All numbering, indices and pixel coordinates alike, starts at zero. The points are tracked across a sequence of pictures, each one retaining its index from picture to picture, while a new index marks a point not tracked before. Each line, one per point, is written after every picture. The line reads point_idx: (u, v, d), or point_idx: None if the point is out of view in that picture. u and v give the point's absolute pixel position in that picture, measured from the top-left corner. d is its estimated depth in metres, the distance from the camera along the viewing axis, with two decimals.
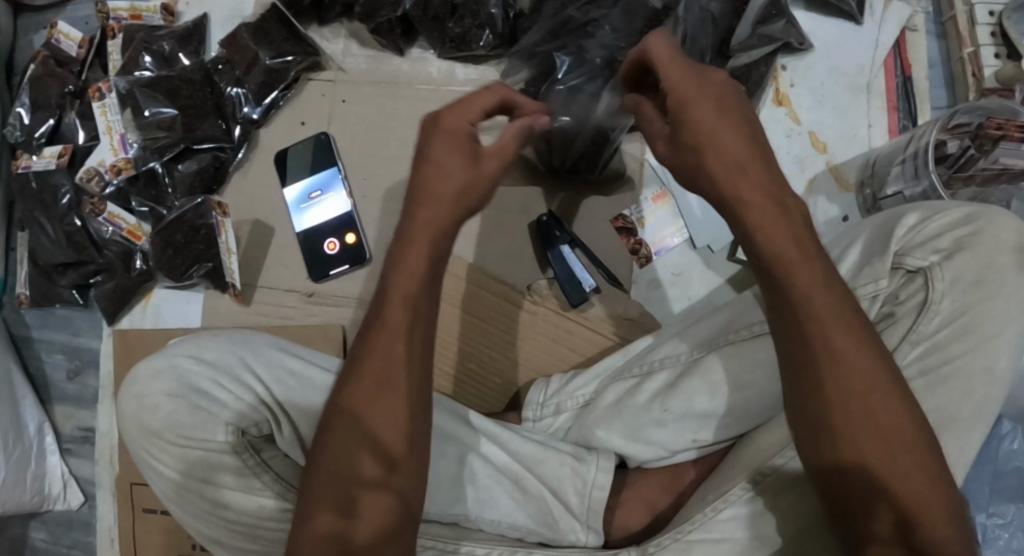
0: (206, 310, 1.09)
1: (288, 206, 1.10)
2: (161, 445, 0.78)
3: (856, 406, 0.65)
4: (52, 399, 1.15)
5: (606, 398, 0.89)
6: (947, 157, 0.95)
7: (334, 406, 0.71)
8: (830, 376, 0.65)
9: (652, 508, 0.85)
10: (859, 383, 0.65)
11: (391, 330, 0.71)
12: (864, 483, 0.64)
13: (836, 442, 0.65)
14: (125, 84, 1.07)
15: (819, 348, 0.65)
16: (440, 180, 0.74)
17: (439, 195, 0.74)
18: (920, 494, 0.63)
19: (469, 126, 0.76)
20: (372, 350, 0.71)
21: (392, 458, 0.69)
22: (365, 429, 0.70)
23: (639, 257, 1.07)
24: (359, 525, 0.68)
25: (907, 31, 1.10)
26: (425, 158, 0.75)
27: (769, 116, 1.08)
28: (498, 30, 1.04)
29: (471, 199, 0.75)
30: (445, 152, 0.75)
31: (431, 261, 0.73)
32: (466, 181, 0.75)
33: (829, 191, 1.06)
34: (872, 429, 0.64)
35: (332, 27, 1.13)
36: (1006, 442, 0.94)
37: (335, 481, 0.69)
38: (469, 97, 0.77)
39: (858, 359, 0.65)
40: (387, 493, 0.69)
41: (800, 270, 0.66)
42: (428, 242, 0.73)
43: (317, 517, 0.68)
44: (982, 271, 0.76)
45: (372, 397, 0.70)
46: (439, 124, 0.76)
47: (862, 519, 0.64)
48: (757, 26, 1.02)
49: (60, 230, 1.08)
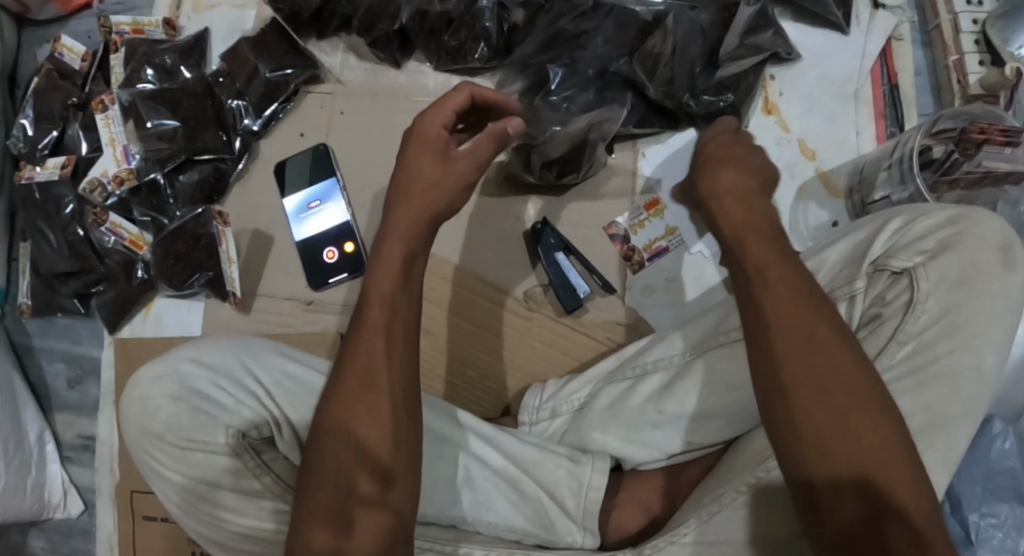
0: (206, 318, 1.11)
1: (288, 216, 1.12)
2: (163, 447, 0.79)
3: (839, 408, 0.65)
4: (53, 408, 1.16)
5: (600, 401, 0.91)
6: (932, 162, 0.97)
7: (332, 419, 0.73)
8: (811, 376, 0.66)
9: (648, 511, 0.87)
10: (834, 381, 0.66)
11: (372, 334, 0.74)
12: (852, 497, 0.64)
13: (823, 458, 0.65)
14: (128, 96, 1.10)
15: (807, 359, 0.66)
16: (414, 185, 0.77)
17: (413, 199, 0.77)
18: (898, 494, 0.64)
19: (441, 128, 0.79)
20: (357, 354, 0.74)
21: (385, 473, 0.71)
22: (359, 439, 0.72)
23: (632, 263, 1.08)
24: (357, 537, 0.70)
25: (892, 40, 1.12)
26: (398, 170, 0.79)
27: (758, 124, 1.10)
28: (492, 43, 1.07)
29: (438, 199, 0.77)
30: (416, 159, 0.78)
31: (405, 262, 0.76)
32: (440, 182, 0.77)
33: (819, 198, 1.08)
34: (866, 441, 0.65)
35: (330, 41, 1.15)
36: (997, 442, 0.96)
37: (335, 496, 0.71)
38: (443, 100, 0.80)
39: (835, 359, 0.66)
40: (378, 508, 0.71)
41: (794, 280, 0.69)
42: (401, 246, 0.76)
43: (314, 527, 0.70)
44: (966, 271, 0.78)
45: (366, 410, 0.72)
46: (411, 131, 0.80)
47: (850, 530, 0.65)
48: (745, 37, 1.04)
49: (63, 240, 1.10)
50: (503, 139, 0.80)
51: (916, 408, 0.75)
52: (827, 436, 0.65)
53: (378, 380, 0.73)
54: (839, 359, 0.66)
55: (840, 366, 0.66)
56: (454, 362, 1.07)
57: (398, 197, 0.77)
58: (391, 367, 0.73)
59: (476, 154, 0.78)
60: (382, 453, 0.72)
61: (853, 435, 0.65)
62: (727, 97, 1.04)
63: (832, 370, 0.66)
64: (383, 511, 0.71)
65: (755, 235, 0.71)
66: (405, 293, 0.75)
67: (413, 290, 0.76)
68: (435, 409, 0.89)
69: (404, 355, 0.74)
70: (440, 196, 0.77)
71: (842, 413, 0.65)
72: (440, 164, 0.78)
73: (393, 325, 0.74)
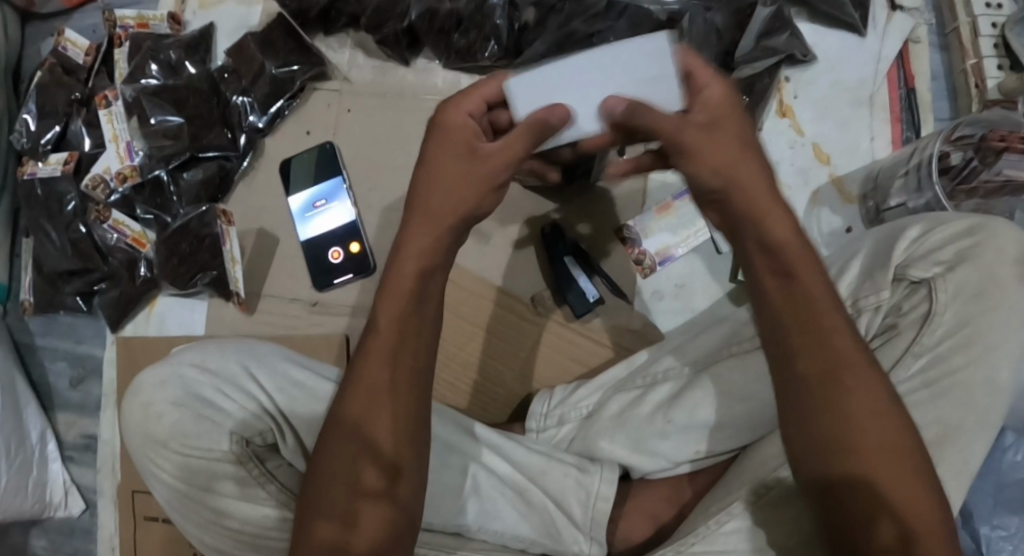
0: (210, 319, 1.10)
1: (293, 215, 1.10)
2: (166, 454, 0.78)
3: (865, 419, 0.66)
4: (55, 407, 1.15)
5: (609, 409, 0.89)
6: (950, 169, 0.96)
7: (343, 419, 0.70)
8: (848, 387, 0.66)
9: (656, 521, 0.85)
10: (864, 394, 0.66)
11: (380, 349, 0.71)
12: (861, 499, 0.65)
13: (849, 460, 0.66)
14: (132, 92, 1.08)
15: (807, 376, 0.67)
16: (434, 187, 0.73)
17: (432, 204, 0.73)
18: (915, 506, 0.65)
19: (465, 119, 0.75)
20: (375, 343, 0.71)
21: (397, 471, 0.70)
22: (367, 433, 0.70)
23: (643, 268, 1.06)
24: (358, 535, 0.68)
25: (909, 43, 1.10)
26: (425, 164, 0.74)
27: (772, 128, 1.09)
28: (503, 43, 1.05)
29: (459, 200, 0.72)
30: (442, 153, 0.74)
31: (419, 278, 0.72)
32: (468, 185, 0.73)
33: (832, 203, 1.06)
34: (875, 446, 0.66)
35: (338, 37, 1.13)
36: (1010, 453, 0.94)
37: (340, 491, 0.70)
38: (468, 92, 0.76)
39: (866, 374, 0.67)
40: (387, 505, 0.69)
41: (813, 296, 0.68)
42: (413, 260, 0.72)
43: (319, 520, 0.69)
44: (984, 282, 0.76)
45: (376, 411, 0.70)
46: (434, 125, 0.75)
47: (860, 533, 0.65)
48: (761, 38, 1.03)
49: (66, 238, 1.09)
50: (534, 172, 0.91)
51: (929, 420, 0.73)
52: (851, 443, 0.66)
53: (388, 372, 0.70)
54: (853, 372, 0.67)
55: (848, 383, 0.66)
56: (461, 368, 1.06)
57: (421, 200, 0.73)
58: (404, 359, 0.70)
59: (505, 149, 0.73)
60: (393, 453, 0.70)
61: (860, 443, 0.66)
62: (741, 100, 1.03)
63: (834, 391, 0.67)
64: (390, 509, 0.69)
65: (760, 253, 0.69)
66: (417, 311, 0.71)
67: (428, 305, 0.72)
68: (440, 416, 0.87)
69: (411, 364, 0.71)
70: (463, 201, 0.73)
71: (843, 424, 0.66)
72: (467, 162, 0.73)
73: (404, 339, 0.71)
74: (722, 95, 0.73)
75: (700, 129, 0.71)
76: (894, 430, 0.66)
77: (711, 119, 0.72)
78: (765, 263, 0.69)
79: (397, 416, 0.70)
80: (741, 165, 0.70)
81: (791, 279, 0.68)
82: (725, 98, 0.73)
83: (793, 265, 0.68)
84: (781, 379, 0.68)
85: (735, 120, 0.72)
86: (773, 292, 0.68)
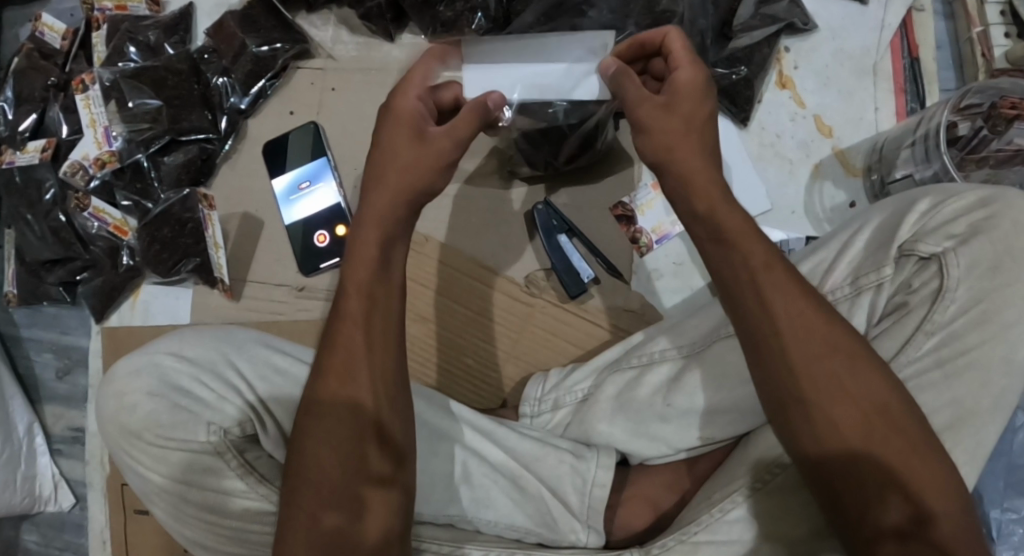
0: (195, 306, 1.07)
1: (277, 198, 1.07)
2: (142, 446, 0.75)
3: (835, 380, 0.65)
4: (42, 399, 1.12)
5: (605, 392, 0.85)
6: (958, 139, 0.92)
7: (322, 401, 0.69)
8: (817, 355, 0.65)
9: (655, 508, 0.82)
10: (827, 361, 0.65)
11: (352, 327, 0.69)
12: (863, 477, 0.64)
13: (829, 433, 0.64)
14: (110, 75, 1.04)
15: (777, 356, 0.65)
16: (389, 165, 0.73)
17: (389, 183, 0.72)
18: (914, 472, 0.63)
19: (414, 103, 0.75)
20: (343, 329, 0.70)
21: (389, 450, 0.69)
22: (353, 415, 0.68)
23: (639, 246, 1.02)
24: (366, 521, 0.67)
25: (913, 11, 1.06)
26: (377, 147, 0.74)
27: (771, 100, 1.05)
28: (490, 14, 0.98)
29: (416, 178, 0.72)
30: (387, 136, 0.74)
31: (383, 244, 0.72)
32: (415, 154, 0.73)
33: (835, 177, 1.03)
34: (858, 421, 0.64)
35: (321, 14, 1.10)
36: (1021, 434, 0.91)
37: (339, 479, 0.67)
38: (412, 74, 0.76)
39: (828, 340, 0.65)
40: (389, 489, 0.68)
41: (761, 259, 0.67)
42: (377, 229, 0.72)
43: (320, 515, 0.67)
44: (999, 256, 0.73)
45: (361, 391, 0.69)
46: (386, 109, 0.75)
47: (871, 511, 0.64)
48: (758, 7, 1.02)
49: (45, 226, 1.05)
50: (485, 115, 0.75)
51: (943, 402, 0.71)
52: (834, 417, 0.64)
53: (358, 348, 0.69)
54: (826, 349, 0.65)
55: (821, 363, 0.65)
56: (454, 353, 1.03)
57: (374, 183, 0.73)
58: (381, 334, 0.70)
59: (450, 129, 0.73)
60: (383, 432, 0.69)
61: (845, 418, 0.64)
62: (739, 70, 1.01)
63: (807, 372, 0.65)
64: (387, 490, 0.68)
65: (754, 233, 0.68)
66: (383, 279, 0.71)
67: (393, 274, 0.71)
68: (431, 403, 0.84)
69: (385, 342, 0.70)
70: (422, 168, 0.72)
71: (818, 404, 0.65)
72: (415, 145, 0.73)
73: (376, 307, 0.70)
74: (692, 78, 0.71)
75: (659, 105, 0.70)
76: (872, 403, 0.65)
77: (677, 91, 0.70)
78: (717, 260, 0.68)
79: (379, 384, 0.69)
80: (695, 153, 0.69)
81: (727, 253, 0.67)
82: (694, 84, 0.70)
83: (752, 258, 0.67)
84: (758, 358, 0.66)
85: (699, 104, 0.70)
86: (746, 274, 0.67)
